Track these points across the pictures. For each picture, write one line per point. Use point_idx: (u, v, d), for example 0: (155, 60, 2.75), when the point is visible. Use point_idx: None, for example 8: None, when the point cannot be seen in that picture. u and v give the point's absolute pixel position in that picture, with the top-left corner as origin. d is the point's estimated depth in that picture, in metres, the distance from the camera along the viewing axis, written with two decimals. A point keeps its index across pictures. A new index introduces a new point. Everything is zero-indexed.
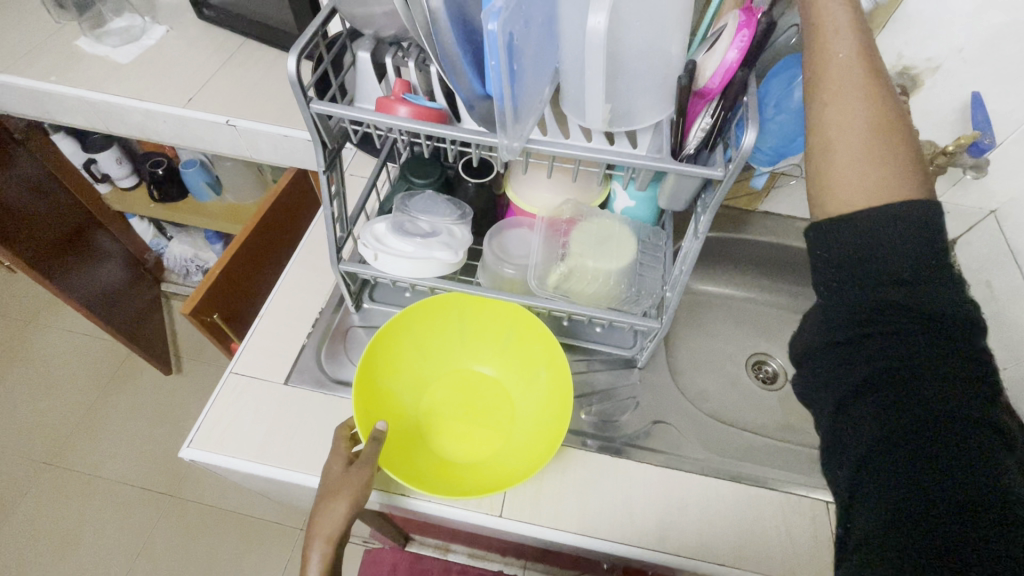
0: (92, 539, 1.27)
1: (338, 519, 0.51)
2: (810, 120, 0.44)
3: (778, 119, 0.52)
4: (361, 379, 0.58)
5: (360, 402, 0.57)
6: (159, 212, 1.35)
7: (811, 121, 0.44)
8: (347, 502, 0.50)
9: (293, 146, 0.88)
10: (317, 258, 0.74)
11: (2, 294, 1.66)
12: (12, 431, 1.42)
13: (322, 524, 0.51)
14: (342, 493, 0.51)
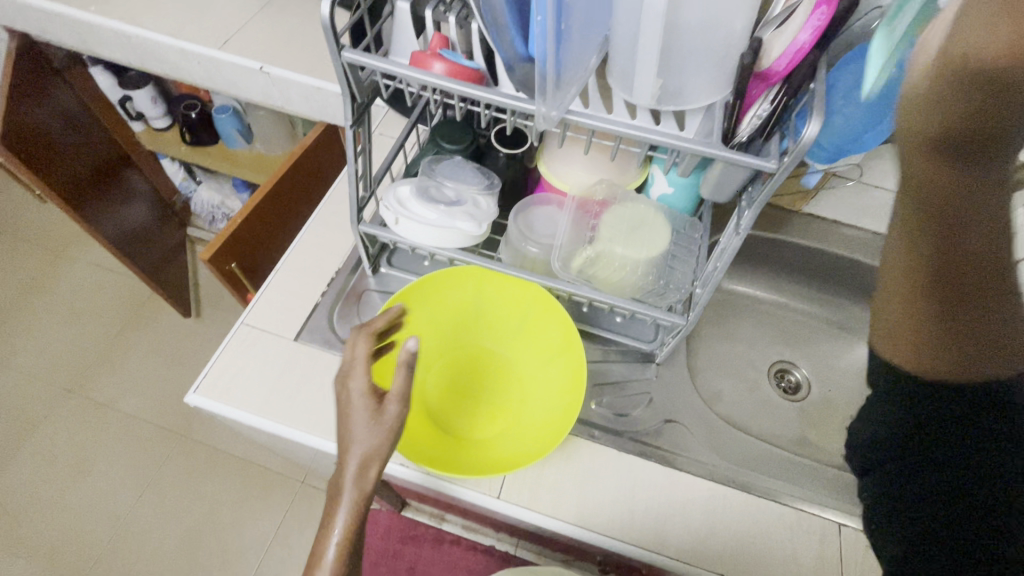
0: (105, 467, 1.32)
1: (376, 450, 0.43)
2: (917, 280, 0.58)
3: (845, 111, 0.52)
4: None
5: None
6: (190, 155, 1.35)
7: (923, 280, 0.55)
8: (372, 435, 0.43)
9: (324, 100, 0.86)
10: (339, 216, 0.72)
11: (37, 222, 1.70)
12: (38, 355, 1.47)
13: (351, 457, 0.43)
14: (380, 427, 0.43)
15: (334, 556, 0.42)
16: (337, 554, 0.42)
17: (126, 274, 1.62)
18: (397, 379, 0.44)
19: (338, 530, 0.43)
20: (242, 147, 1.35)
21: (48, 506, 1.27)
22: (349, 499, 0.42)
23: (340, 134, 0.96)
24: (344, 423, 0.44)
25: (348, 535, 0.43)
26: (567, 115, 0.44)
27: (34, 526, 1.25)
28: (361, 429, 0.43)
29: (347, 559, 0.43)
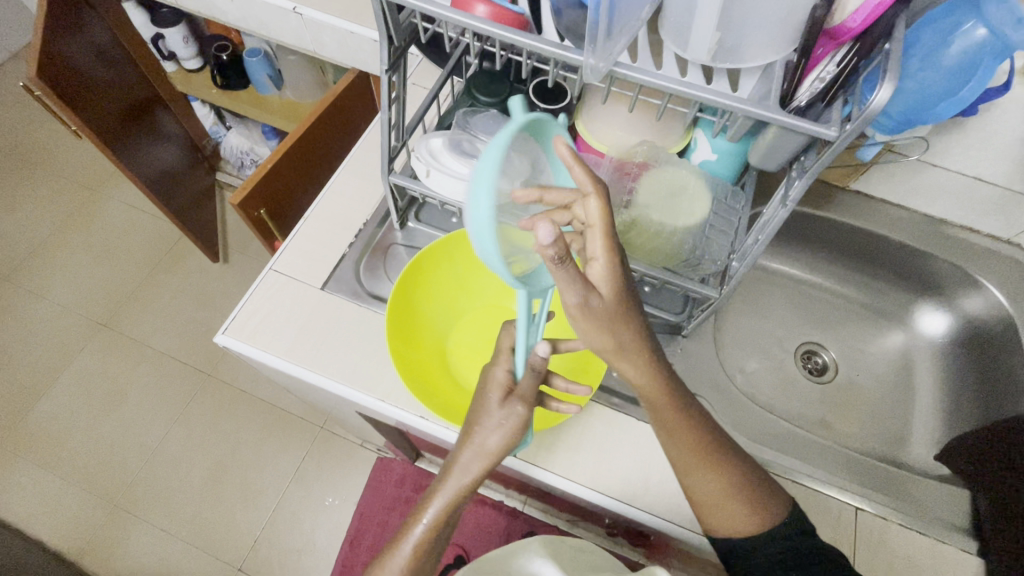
0: (136, 399, 1.39)
1: (490, 450, 0.48)
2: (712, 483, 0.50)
3: (920, 77, 0.54)
4: (396, 295, 0.58)
5: (392, 316, 0.57)
6: (220, 99, 1.34)
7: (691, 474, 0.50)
8: (493, 436, 0.48)
9: (357, 46, 0.84)
10: (369, 167, 0.71)
11: (72, 159, 1.73)
12: (73, 289, 1.52)
13: (466, 454, 0.49)
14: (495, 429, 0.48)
15: (425, 527, 0.50)
16: (427, 526, 0.50)
17: (156, 215, 1.65)
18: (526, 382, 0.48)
19: (435, 506, 0.50)
20: (272, 93, 1.34)
21: (83, 432, 1.34)
22: (452, 486, 0.49)
23: (370, 82, 0.94)
24: (472, 417, 0.50)
25: (441, 515, 0.50)
26: (616, 68, 0.41)
27: (71, 449, 1.32)
28: (488, 426, 0.48)
29: (433, 535, 0.50)
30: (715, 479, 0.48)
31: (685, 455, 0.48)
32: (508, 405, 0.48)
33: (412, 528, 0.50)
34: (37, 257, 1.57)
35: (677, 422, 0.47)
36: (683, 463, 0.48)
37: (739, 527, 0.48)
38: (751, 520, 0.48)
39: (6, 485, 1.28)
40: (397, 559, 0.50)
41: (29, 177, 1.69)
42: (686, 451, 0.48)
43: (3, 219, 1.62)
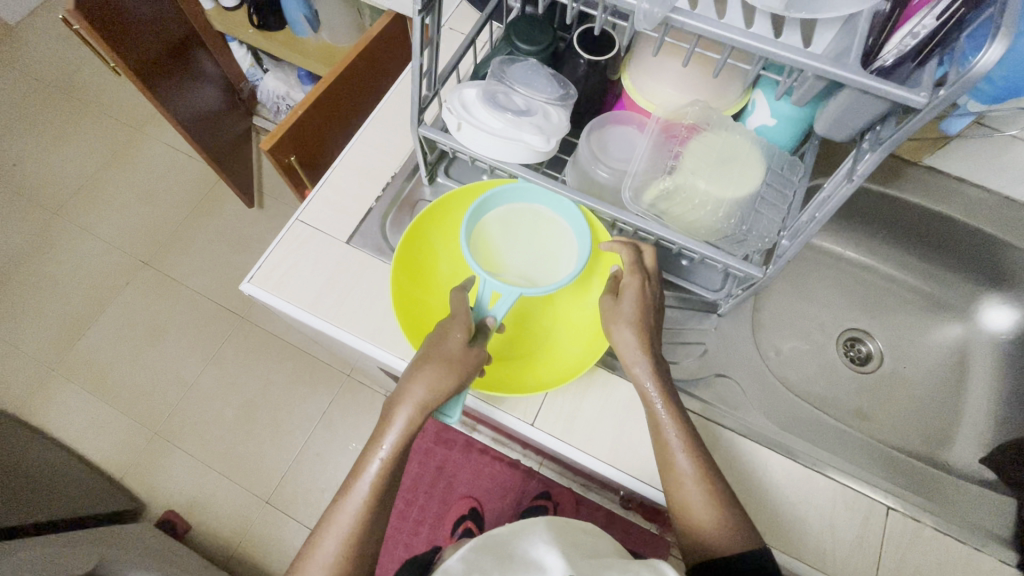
0: (176, 335, 1.45)
1: (439, 390, 0.49)
2: (673, 491, 0.48)
3: None
4: (408, 241, 0.56)
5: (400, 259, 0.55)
6: (256, 39, 1.34)
7: (672, 469, 0.48)
8: (452, 375, 0.49)
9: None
10: (399, 117, 0.68)
11: (117, 97, 1.75)
12: (119, 226, 1.57)
13: (416, 391, 0.49)
14: (453, 366, 0.49)
15: (382, 465, 0.50)
16: (382, 466, 0.50)
17: (194, 157, 1.66)
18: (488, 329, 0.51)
19: (388, 446, 0.50)
20: (308, 35, 1.34)
21: (127, 363, 1.42)
22: (405, 418, 0.49)
23: (407, 26, 0.90)
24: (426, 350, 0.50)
25: (398, 454, 0.50)
26: (672, 15, 0.37)
27: (116, 378, 1.40)
28: (446, 351, 0.50)
29: (389, 475, 0.50)
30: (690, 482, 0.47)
31: (667, 454, 0.49)
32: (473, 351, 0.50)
33: (366, 470, 0.50)
34: (83, 193, 1.62)
35: (669, 418, 0.49)
36: (661, 448, 0.49)
37: (710, 532, 0.46)
38: (718, 534, 0.46)
39: (58, 407, 1.37)
40: (355, 502, 0.49)
41: (75, 113, 1.73)
42: (669, 445, 0.49)
43: (53, 155, 1.66)
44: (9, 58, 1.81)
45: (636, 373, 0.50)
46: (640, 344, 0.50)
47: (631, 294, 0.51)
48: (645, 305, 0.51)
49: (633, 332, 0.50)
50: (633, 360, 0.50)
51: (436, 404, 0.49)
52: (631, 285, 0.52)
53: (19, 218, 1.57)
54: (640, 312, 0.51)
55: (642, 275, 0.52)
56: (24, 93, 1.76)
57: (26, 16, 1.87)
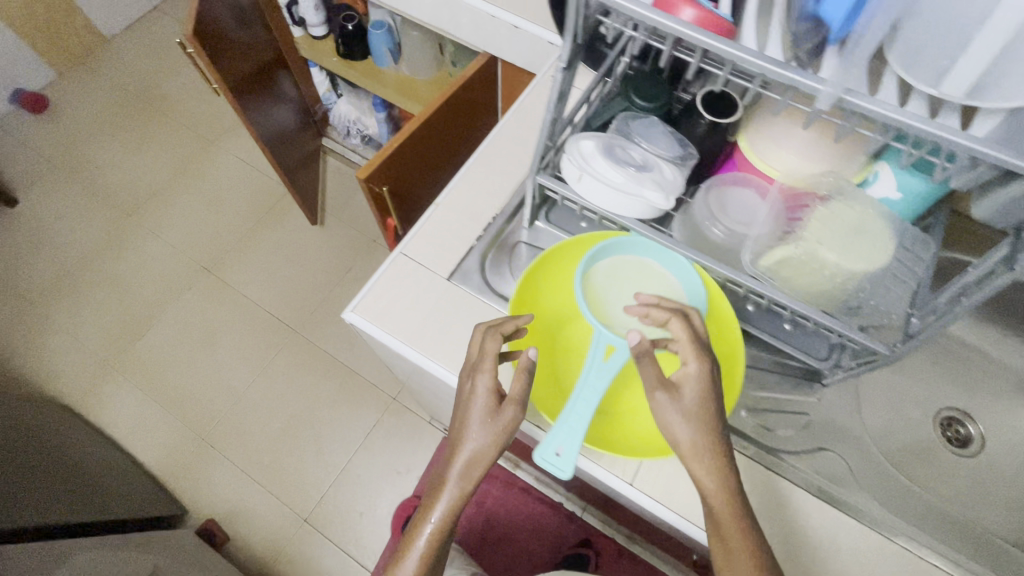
0: (229, 344, 1.47)
1: (483, 456, 0.49)
2: None
3: None
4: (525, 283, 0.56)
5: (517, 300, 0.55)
6: (338, 67, 1.41)
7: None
8: (482, 444, 0.48)
9: (499, 31, 0.84)
10: (501, 159, 0.70)
11: (194, 110, 1.84)
12: (185, 232, 1.62)
13: (455, 461, 0.49)
14: (484, 433, 0.48)
15: (431, 533, 0.51)
16: (433, 534, 0.51)
17: (262, 172, 1.72)
18: (518, 383, 0.50)
19: (436, 520, 0.50)
20: (388, 67, 1.40)
21: (181, 367, 1.45)
22: (452, 493, 0.49)
23: (502, 68, 0.94)
24: (460, 409, 0.51)
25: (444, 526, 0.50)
26: (845, 96, 0.36)
27: (170, 381, 1.43)
28: (474, 421, 0.49)
29: (440, 540, 0.51)
30: None
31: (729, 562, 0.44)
32: (500, 412, 0.49)
33: (416, 541, 0.51)
34: (155, 197, 1.68)
35: (732, 523, 0.45)
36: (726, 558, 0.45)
37: None
38: None
39: (112, 404, 1.40)
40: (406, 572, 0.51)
41: (156, 121, 1.81)
42: (729, 550, 0.45)
43: (131, 160, 1.74)
44: (101, 67, 1.92)
45: (700, 476, 0.45)
46: (705, 444, 0.45)
47: (691, 385, 0.46)
48: (711, 394, 0.46)
49: (693, 430, 0.45)
50: (692, 460, 0.45)
51: (486, 465, 0.49)
52: (689, 373, 0.46)
53: (94, 217, 1.64)
54: (705, 408, 0.45)
55: (705, 360, 0.46)
56: (107, 100, 1.85)
57: (121, 30, 1.99)
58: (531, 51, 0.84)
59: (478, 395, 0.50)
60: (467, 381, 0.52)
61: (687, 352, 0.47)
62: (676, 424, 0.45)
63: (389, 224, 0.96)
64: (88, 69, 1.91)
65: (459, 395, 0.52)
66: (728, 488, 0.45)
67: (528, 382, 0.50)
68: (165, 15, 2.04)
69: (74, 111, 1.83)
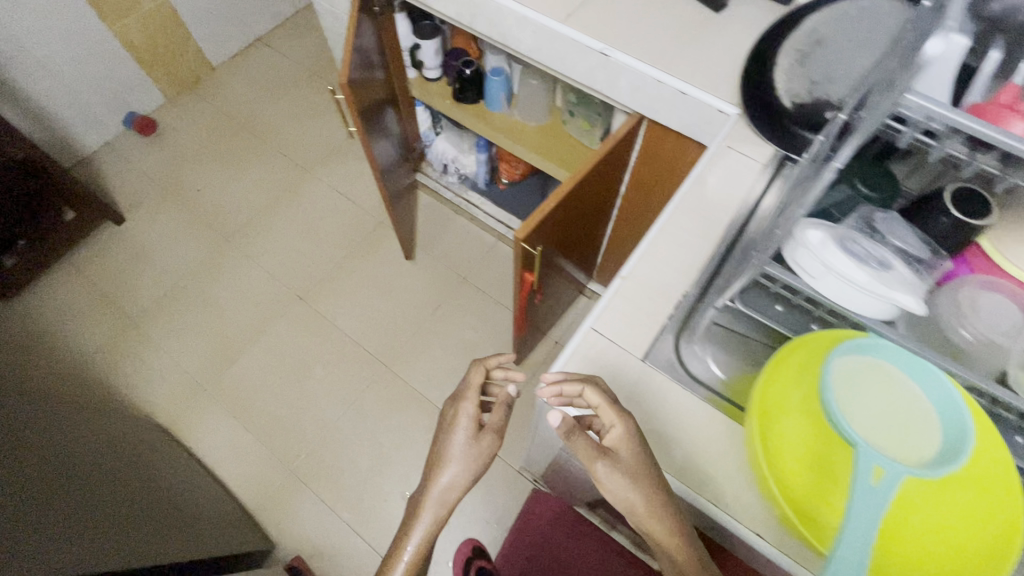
0: (320, 375, 1.49)
1: (458, 478, 0.64)
2: None
3: None
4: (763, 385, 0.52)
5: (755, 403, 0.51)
6: (448, 107, 1.43)
7: None
8: (458, 466, 0.63)
9: (663, 96, 0.84)
10: (683, 232, 0.68)
11: (292, 139, 1.90)
12: (280, 259, 1.66)
13: (436, 482, 0.63)
14: (463, 457, 0.64)
15: (414, 549, 0.61)
16: (411, 556, 0.61)
17: (356, 203, 1.76)
18: (497, 415, 0.67)
19: (416, 539, 0.62)
20: (499, 110, 1.40)
21: (273, 394, 1.46)
22: (432, 512, 0.62)
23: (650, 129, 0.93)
24: (439, 437, 0.66)
25: (425, 541, 0.62)
26: None
27: (262, 408, 1.44)
28: (456, 441, 0.65)
29: (421, 555, 0.62)
30: None
31: None
32: (478, 436, 0.65)
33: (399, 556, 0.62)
34: (253, 222, 1.73)
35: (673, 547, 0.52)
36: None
37: None
38: None
39: (205, 428, 1.41)
40: None
41: (257, 148, 1.87)
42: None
43: (231, 185, 1.80)
44: (208, 94, 2.01)
45: (648, 523, 0.52)
46: (638, 488, 0.52)
47: (623, 444, 0.53)
48: (640, 450, 0.52)
49: (625, 481, 0.52)
50: (629, 502, 0.52)
51: (468, 482, 0.64)
52: (621, 436, 0.53)
53: (196, 239, 1.70)
54: (638, 462, 0.52)
55: (628, 420, 0.53)
56: (211, 126, 1.93)
57: (228, 59, 2.09)
58: (694, 116, 0.83)
59: (460, 419, 0.66)
60: (450, 409, 0.68)
61: (612, 417, 0.53)
62: (611, 480, 0.52)
63: (527, 278, 0.94)
64: (196, 95, 2.00)
65: (443, 417, 0.69)
66: (674, 522, 0.52)
67: (503, 413, 0.67)
68: (269, 46, 2.13)
69: (181, 135, 1.91)
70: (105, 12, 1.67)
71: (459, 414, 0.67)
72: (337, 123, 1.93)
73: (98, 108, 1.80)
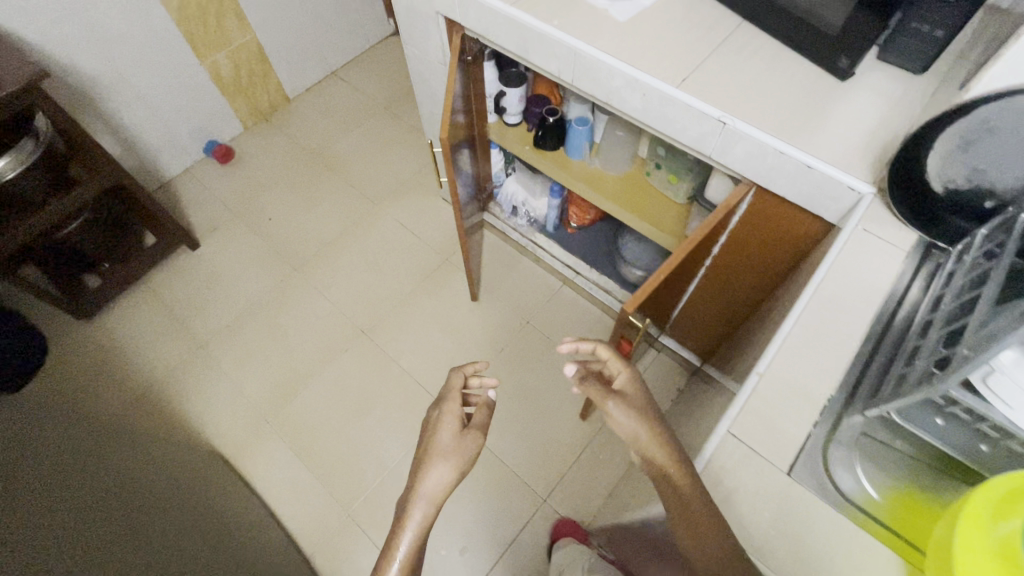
0: (381, 415, 1.47)
1: (446, 476, 0.71)
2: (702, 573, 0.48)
3: None
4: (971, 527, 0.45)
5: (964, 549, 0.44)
6: (527, 153, 1.42)
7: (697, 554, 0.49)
8: (450, 460, 0.71)
9: (785, 167, 0.80)
10: (824, 323, 0.63)
11: (362, 172, 1.93)
12: (346, 292, 1.67)
13: (427, 480, 0.70)
14: (454, 452, 0.72)
15: (409, 541, 0.66)
16: (403, 556, 0.64)
17: (422, 239, 1.76)
18: (481, 414, 0.79)
19: (405, 541, 0.65)
20: (579, 159, 1.39)
21: (334, 431, 1.45)
22: (421, 510, 0.67)
23: (761, 196, 0.89)
24: (428, 440, 0.75)
25: (415, 541, 0.66)
26: None
27: (322, 445, 1.43)
28: (444, 436, 0.74)
29: (413, 553, 0.65)
30: (716, 553, 0.49)
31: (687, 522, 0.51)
32: (468, 435, 0.75)
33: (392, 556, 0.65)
34: (322, 254, 1.75)
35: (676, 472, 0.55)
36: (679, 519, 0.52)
37: None
38: None
39: (265, 461, 1.41)
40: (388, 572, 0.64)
41: (328, 180, 1.91)
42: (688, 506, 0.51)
43: (302, 215, 1.84)
44: (283, 124, 2.07)
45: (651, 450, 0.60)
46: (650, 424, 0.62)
47: (628, 385, 0.69)
48: (642, 392, 0.68)
49: (630, 413, 0.64)
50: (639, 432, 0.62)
51: (458, 477, 0.71)
52: (625, 378, 0.69)
53: (266, 268, 1.72)
54: (642, 402, 0.66)
55: (631, 368, 0.70)
56: (285, 156, 1.98)
57: (304, 90, 2.15)
58: (819, 190, 0.78)
59: (445, 421, 0.77)
60: (439, 413, 0.79)
61: (619, 368, 0.71)
62: (622, 417, 0.64)
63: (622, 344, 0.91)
64: (272, 125, 2.07)
65: (428, 423, 0.79)
66: (680, 458, 0.57)
67: (489, 413, 0.79)
68: (343, 80, 2.19)
69: (257, 163, 1.97)
70: (199, 47, 1.75)
71: (443, 417, 0.78)
72: (406, 158, 1.95)
73: (184, 136, 1.87)
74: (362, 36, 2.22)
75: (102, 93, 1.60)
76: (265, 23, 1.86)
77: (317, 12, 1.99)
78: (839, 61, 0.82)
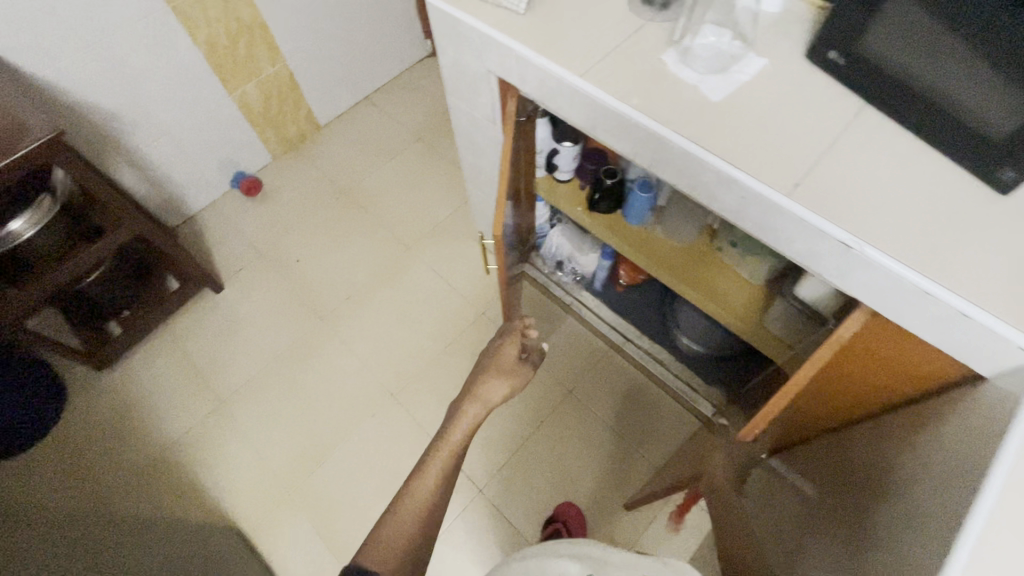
0: None
1: (500, 391, 0.92)
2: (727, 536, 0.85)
3: None
4: None
5: None
6: (579, 215, 1.27)
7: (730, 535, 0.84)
8: (508, 379, 0.94)
9: (928, 308, 0.64)
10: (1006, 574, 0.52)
11: (394, 211, 1.81)
12: (375, 348, 1.56)
13: (489, 388, 0.92)
14: (512, 373, 0.95)
15: (465, 428, 0.87)
16: (460, 438, 0.86)
17: (457, 290, 1.64)
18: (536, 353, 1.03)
19: (465, 428, 0.86)
20: (638, 225, 1.23)
21: (357, 510, 1.35)
22: (478, 410, 0.89)
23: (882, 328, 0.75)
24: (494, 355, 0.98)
25: (468, 431, 0.87)
26: None
27: (344, 524, 1.33)
28: (507, 351, 0.98)
29: (466, 438, 0.86)
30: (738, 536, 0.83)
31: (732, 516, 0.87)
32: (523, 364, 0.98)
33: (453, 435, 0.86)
34: (351, 303, 1.64)
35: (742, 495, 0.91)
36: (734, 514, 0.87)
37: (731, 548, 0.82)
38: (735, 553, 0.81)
39: (285, 539, 1.32)
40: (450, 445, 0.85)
41: (358, 219, 1.80)
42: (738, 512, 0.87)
43: (330, 258, 1.73)
44: (314, 154, 1.96)
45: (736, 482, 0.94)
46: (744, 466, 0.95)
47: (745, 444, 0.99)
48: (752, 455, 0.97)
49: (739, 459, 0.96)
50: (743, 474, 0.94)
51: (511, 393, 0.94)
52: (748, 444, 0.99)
53: (292, 317, 1.63)
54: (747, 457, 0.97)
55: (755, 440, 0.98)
56: (314, 191, 1.87)
57: (335, 116, 2.03)
58: (972, 342, 0.63)
59: (508, 346, 0.98)
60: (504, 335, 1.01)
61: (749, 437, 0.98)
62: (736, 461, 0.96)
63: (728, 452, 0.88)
64: (301, 155, 1.96)
65: (492, 344, 1.01)
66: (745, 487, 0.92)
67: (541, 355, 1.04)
68: (377, 105, 2.06)
69: (285, 198, 1.87)
70: (227, 80, 1.64)
71: (504, 345, 0.99)
72: (442, 197, 1.82)
73: (210, 169, 1.78)
74: (398, 58, 2.07)
75: (126, 132, 1.52)
76: (296, 51, 1.75)
77: (351, 36, 1.86)
78: (1004, 171, 0.65)
